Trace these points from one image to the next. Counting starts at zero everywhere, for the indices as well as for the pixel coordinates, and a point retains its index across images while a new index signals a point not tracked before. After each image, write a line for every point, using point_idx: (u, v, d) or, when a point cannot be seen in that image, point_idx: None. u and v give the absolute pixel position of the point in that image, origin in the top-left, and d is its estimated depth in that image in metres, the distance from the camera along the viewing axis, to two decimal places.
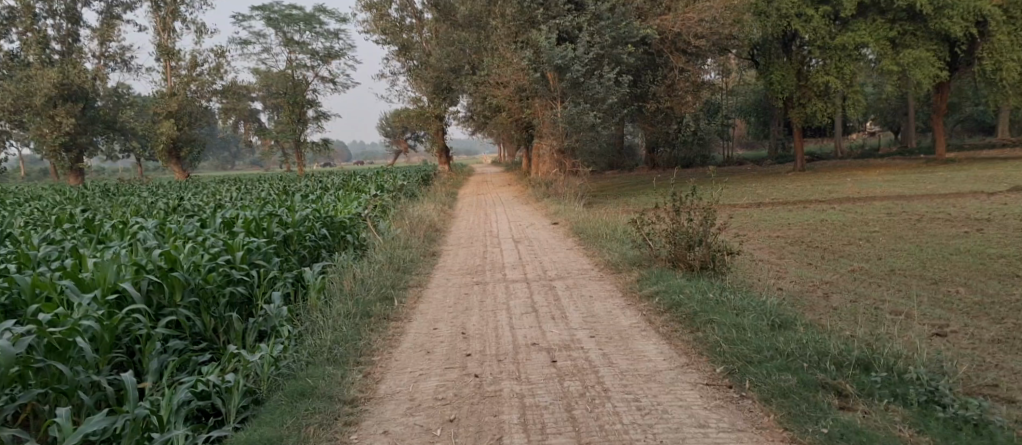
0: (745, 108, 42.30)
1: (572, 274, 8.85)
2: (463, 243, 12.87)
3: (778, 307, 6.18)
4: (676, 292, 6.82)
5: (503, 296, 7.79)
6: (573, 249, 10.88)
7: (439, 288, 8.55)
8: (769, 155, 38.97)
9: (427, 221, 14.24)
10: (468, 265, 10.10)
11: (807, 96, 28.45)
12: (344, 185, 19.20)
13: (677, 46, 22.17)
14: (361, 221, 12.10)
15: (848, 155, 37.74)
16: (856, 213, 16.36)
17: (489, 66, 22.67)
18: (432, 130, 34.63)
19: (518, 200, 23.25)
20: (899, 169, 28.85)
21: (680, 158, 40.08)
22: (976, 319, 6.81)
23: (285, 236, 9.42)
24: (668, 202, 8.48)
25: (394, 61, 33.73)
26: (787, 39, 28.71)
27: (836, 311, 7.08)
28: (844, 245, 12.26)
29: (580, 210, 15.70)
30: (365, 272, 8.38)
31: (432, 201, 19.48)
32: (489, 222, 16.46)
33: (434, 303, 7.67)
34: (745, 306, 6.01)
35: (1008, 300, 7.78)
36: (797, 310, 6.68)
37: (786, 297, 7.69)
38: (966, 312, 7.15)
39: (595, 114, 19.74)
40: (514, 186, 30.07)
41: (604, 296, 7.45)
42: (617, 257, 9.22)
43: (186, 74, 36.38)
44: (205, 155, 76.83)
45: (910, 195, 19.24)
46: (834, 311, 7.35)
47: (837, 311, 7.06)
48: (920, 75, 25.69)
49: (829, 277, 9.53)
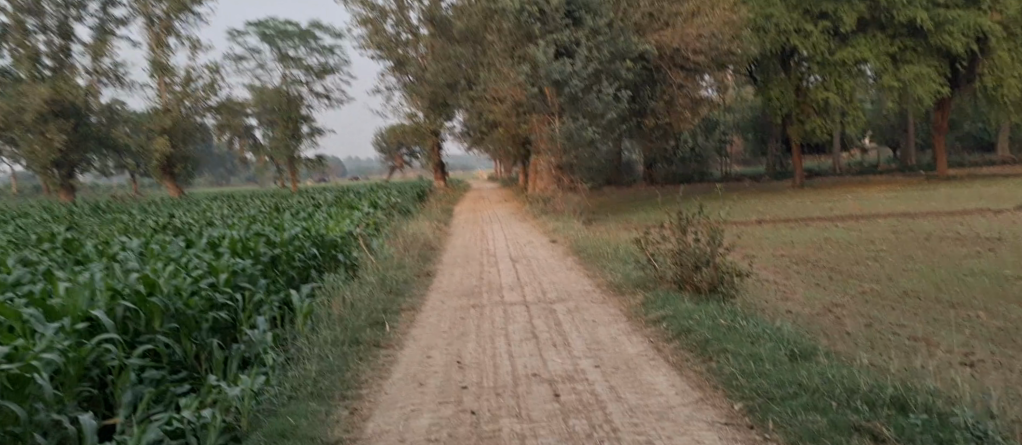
0: (743, 125, 42.17)
1: (573, 296, 8.47)
2: (459, 262, 12.48)
3: (795, 335, 5.81)
4: (684, 317, 6.45)
5: (501, 321, 7.41)
6: (573, 269, 10.51)
7: (433, 311, 8.17)
8: (767, 172, 38.78)
9: (423, 239, 13.87)
10: (465, 286, 9.73)
11: (806, 113, 28.24)
12: (337, 202, 18.83)
13: (675, 62, 21.97)
14: (353, 239, 11.73)
15: (847, 172, 37.56)
16: (861, 231, 16.05)
17: (485, 82, 22.40)
18: (428, 145, 34.35)
19: (516, 217, 22.91)
20: (899, 186, 28.63)
21: (677, 175, 39.84)
22: (1002, 348, 6.50)
23: (273, 257, 9.04)
24: (674, 220, 8.13)
25: (390, 76, 33.49)
26: (786, 55, 28.51)
27: (852, 339, 6.75)
28: (851, 265, 11.91)
29: (579, 227, 15.35)
30: (356, 295, 7.99)
31: (427, 218, 19.14)
32: (486, 239, 16.10)
33: (429, 328, 7.29)
34: (759, 333, 5.64)
35: None
36: (813, 337, 6.31)
37: (799, 323, 7.32)
38: (991, 339, 6.81)
39: (594, 129, 19.44)
40: (511, 202, 29.78)
41: (607, 321, 7.08)
42: (620, 278, 8.85)
43: (180, 89, 36.08)
44: (201, 171, 76.52)
45: (914, 213, 18.95)
46: (851, 338, 6.99)
47: (854, 339, 6.73)
48: (922, 90, 25.74)
49: (841, 300, 9.17)
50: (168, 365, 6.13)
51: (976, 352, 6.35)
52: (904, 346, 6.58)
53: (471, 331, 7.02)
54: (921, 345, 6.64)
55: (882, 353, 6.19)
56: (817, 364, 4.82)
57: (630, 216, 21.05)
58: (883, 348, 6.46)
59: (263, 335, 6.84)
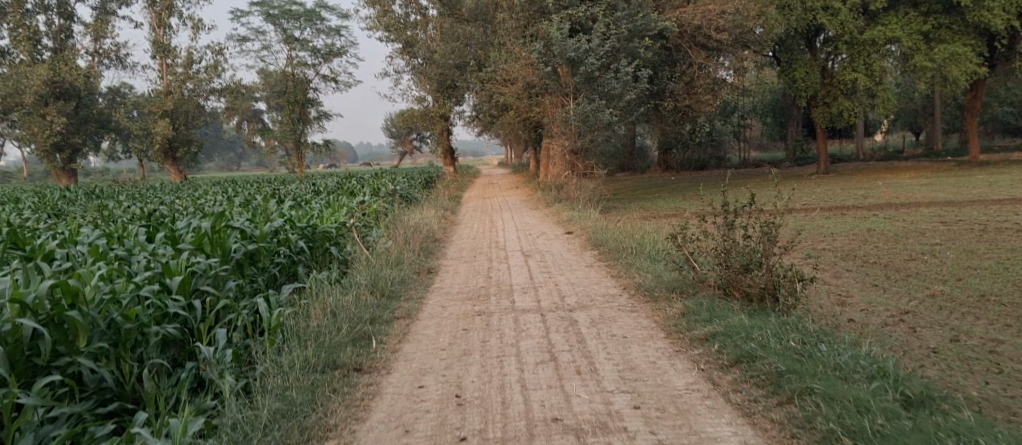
0: (762, 109, 40.54)
1: (596, 302, 7.18)
2: (464, 257, 11.17)
3: (892, 364, 4.53)
4: (741, 337, 5.14)
5: (511, 335, 6.14)
6: (593, 268, 9.17)
7: (431, 320, 6.89)
8: (788, 158, 37.27)
9: (426, 229, 12.55)
10: (470, 287, 8.47)
11: (833, 95, 26.71)
12: (339, 187, 17.66)
13: (696, 40, 20.47)
14: (348, 230, 10.45)
15: (871, 157, 35.88)
16: (905, 221, 14.59)
17: (496, 62, 21.01)
18: (437, 131, 32.96)
19: (528, 204, 21.62)
20: (932, 171, 27.06)
21: (694, 160, 38.35)
22: None
23: (249, 253, 7.80)
24: (718, 213, 6.82)
25: (398, 59, 31.99)
26: (811, 34, 26.98)
27: (947, 361, 5.45)
28: (906, 261, 10.53)
29: (597, 217, 13.96)
30: (342, 302, 6.73)
31: (433, 206, 17.88)
32: (496, 229, 14.88)
33: (424, 344, 6.04)
34: (850, 364, 4.37)
35: None
36: (904, 363, 5.00)
37: (877, 339, 5.99)
38: None
39: (612, 111, 18.02)
40: (522, 189, 28.45)
41: (641, 338, 5.78)
42: (650, 279, 7.51)
43: (182, 71, 34.83)
44: (208, 155, 75.20)
45: (958, 201, 17.44)
46: (939, 357, 5.67)
47: (950, 362, 5.42)
48: (957, 71, 23.92)
49: (908, 305, 7.83)
50: (95, 391, 4.99)
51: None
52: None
53: (475, 349, 5.77)
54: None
55: (999, 386, 4.87)
56: (948, 424, 3.60)
57: (649, 204, 19.68)
58: (988, 375, 5.13)
59: (220, 353, 5.61)
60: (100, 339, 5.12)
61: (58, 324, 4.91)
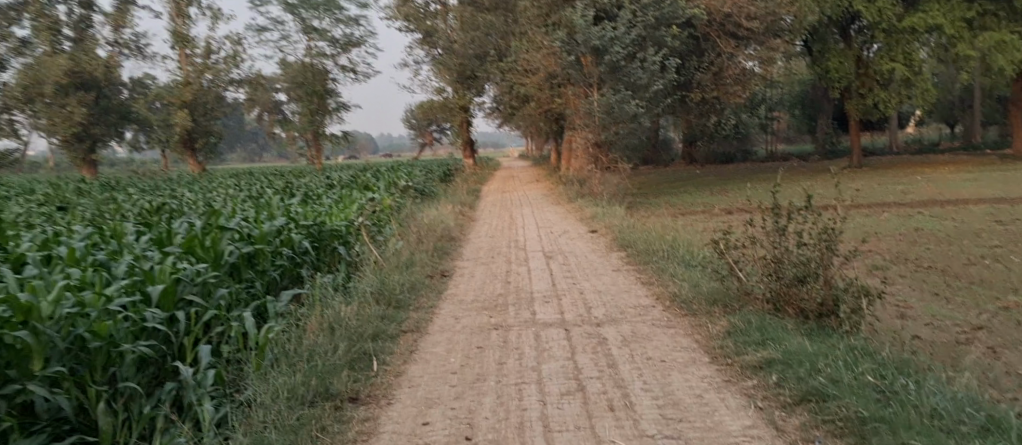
0: (792, 101, 39.28)
1: (628, 316, 6.41)
2: (482, 258, 10.44)
3: (995, 410, 3.74)
4: (806, 368, 4.35)
5: (531, 358, 5.44)
6: (621, 273, 8.39)
7: (442, 336, 6.17)
8: (817, 151, 36.03)
9: (441, 228, 11.81)
10: (487, 295, 7.74)
11: (868, 86, 25.52)
12: (354, 181, 16.97)
13: (726, 29, 19.48)
14: (357, 230, 9.69)
15: (905, 151, 34.59)
16: (955, 220, 13.63)
17: (517, 51, 20.18)
18: (457, 123, 32.20)
19: (550, 199, 20.86)
20: (972, 166, 25.86)
21: (720, 153, 37.27)
22: None
23: (246, 255, 7.00)
24: (767, 216, 5.97)
25: (417, 49, 31.19)
26: (846, 23, 25.76)
27: None
28: (964, 266, 9.66)
29: (622, 215, 13.14)
30: (343, 316, 6.04)
31: (450, 201, 17.14)
32: (516, 227, 14.12)
33: (435, 365, 5.35)
34: (945, 412, 3.59)
35: None
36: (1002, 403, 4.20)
37: (955, 365, 5.22)
38: None
39: (638, 103, 17.16)
40: (544, 182, 27.65)
41: (682, 362, 5.01)
42: (687, 289, 6.71)
43: (201, 62, 34.37)
44: (230, 146, 74.89)
45: (1009, 198, 16.41)
46: None
47: None
48: (1003, 60, 22.65)
49: (982, 321, 6.99)
50: (49, 423, 4.38)
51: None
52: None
53: (492, 375, 5.08)
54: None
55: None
56: None
57: (675, 200, 18.81)
58: None
59: (201, 376, 4.90)
60: (55, 362, 4.41)
61: (7, 346, 4.26)
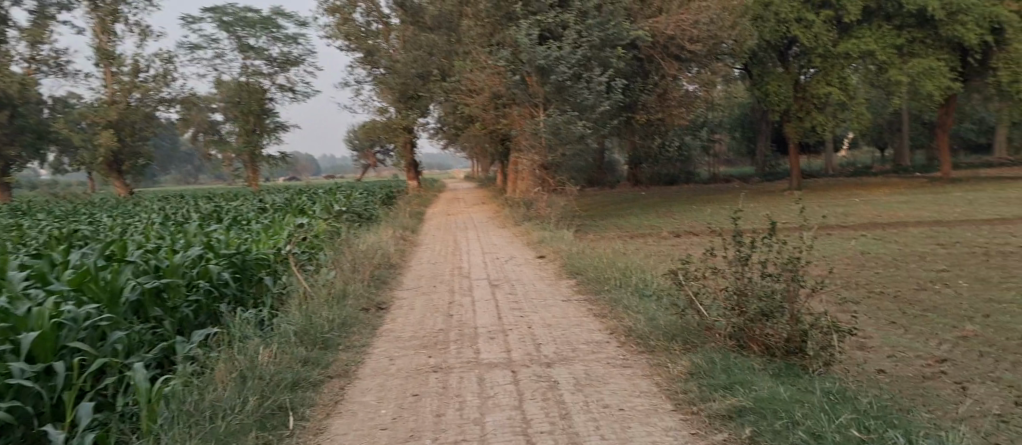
0: (732, 123, 39.91)
1: (580, 354, 5.88)
2: (423, 287, 9.80)
3: None
4: (782, 421, 3.90)
5: (473, 408, 4.85)
6: (571, 303, 7.87)
7: (375, 382, 5.52)
8: (757, 173, 36.64)
9: (379, 254, 11.06)
10: (425, 331, 7.11)
11: (805, 109, 25.92)
12: (288, 204, 16.10)
13: (669, 51, 19.31)
14: (286, 258, 8.84)
15: (841, 173, 35.51)
16: (897, 242, 13.68)
17: (461, 70, 19.65)
18: (400, 144, 31.48)
19: (495, 221, 20.37)
20: (906, 188, 26.54)
21: (664, 175, 37.50)
22: None
23: (154, 290, 6.11)
24: (729, 244, 5.50)
25: (359, 69, 30.40)
26: (784, 48, 25.98)
27: None
28: (914, 290, 9.53)
29: (570, 238, 12.70)
30: (260, 364, 5.30)
31: (391, 225, 16.44)
32: (459, 252, 13.54)
33: (364, 421, 4.72)
34: None
35: None
36: None
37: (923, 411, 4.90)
38: None
39: (585, 124, 16.85)
40: (489, 204, 27.15)
41: (642, 411, 4.50)
42: (643, 322, 6.21)
43: (128, 80, 32.77)
44: (163, 167, 71.97)
45: (945, 220, 16.73)
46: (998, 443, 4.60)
47: None
48: (930, 86, 23.27)
49: (943, 352, 6.75)
50: None
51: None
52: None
53: (430, 432, 4.48)
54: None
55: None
56: None
57: (621, 223, 18.57)
58: None
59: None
60: None
61: None
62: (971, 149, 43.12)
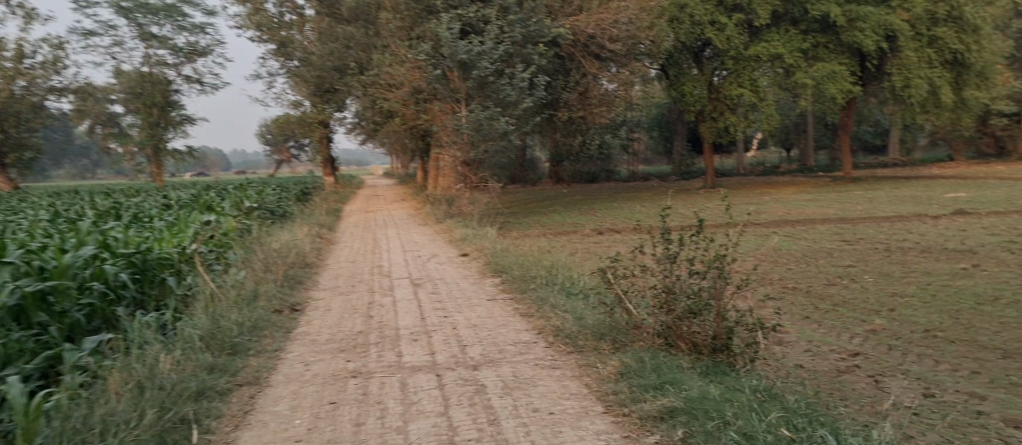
0: (649, 123, 40.78)
1: (507, 355, 5.72)
2: (340, 287, 9.42)
3: None
4: (713, 421, 3.87)
5: (395, 416, 4.60)
6: (496, 302, 7.70)
7: (289, 391, 5.18)
8: (674, 172, 37.54)
9: (294, 253, 10.56)
10: (344, 334, 6.78)
11: (719, 110, 26.68)
12: (193, 200, 15.23)
13: (589, 50, 19.45)
14: (192, 257, 8.26)
15: (751, 172, 36.86)
16: (807, 239, 14.20)
17: (379, 64, 19.14)
18: (316, 139, 30.53)
19: (416, 219, 19.99)
20: (813, 187, 27.80)
21: (584, 173, 37.92)
22: None
23: (38, 293, 5.53)
24: (658, 241, 5.44)
25: (271, 61, 29.26)
26: (699, 49, 26.69)
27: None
28: (825, 285, 9.87)
29: (494, 236, 12.54)
30: (160, 372, 4.87)
31: (306, 222, 15.83)
32: (379, 250, 13.14)
33: (278, 434, 4.40)
34: None
35: None
36: None
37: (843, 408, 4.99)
38: None
39: (507, 120, 16.72)
40: (409, 202, 26.70)
41: (572, 414, 4.38)
42: (570, 322, 6.10)
43: (12, 67, 30.36)
44: (56, 162, 67.37)
45: (850, 217, 17.54)
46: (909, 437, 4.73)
47: None
48: (833, 89, 24.42)
49: (855, 346, 6.96)
50: None
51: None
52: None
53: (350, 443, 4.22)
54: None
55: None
56: None
57: (544, 220, 18.57)
58: None
59: None
60: None
61: None
62: (869, 150, 45.67)
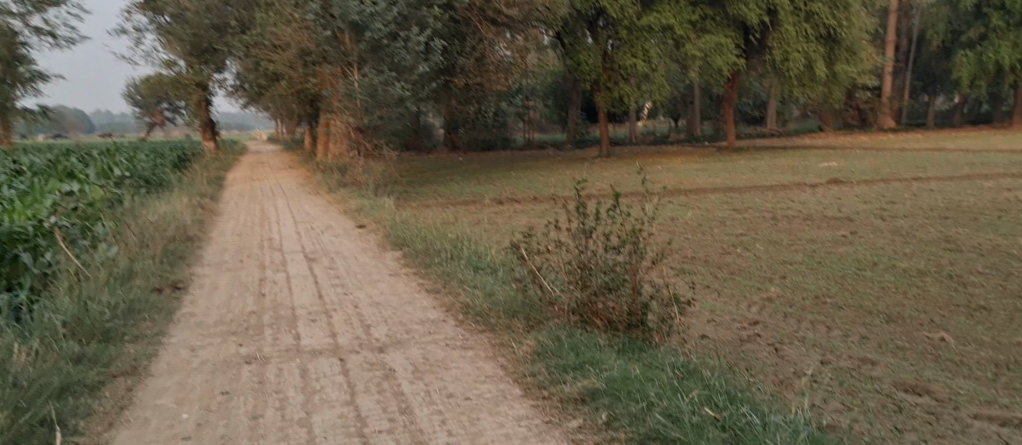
0: (543, 91, 40.90)
1: (415, 335, 5.43)
2: (227, 263, 8.74)
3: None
4: (637, 403, 3.76)
5: (296, 407, 4.21)
6: (399, 278, 7.36)
7: (172, 382, 4.66)
8: (568, 140, 37.96)
9: (173, 225, 9.70)
10: (233, 316, 6.23)
11: (614, 80, 26.87)
12: (52, 167, 13.74)
13: (486, 15, 18.92)
14: (52, 231, 7.33)
15: (642, 142, 37.87)
16: (700, 208, 14.61)
17: (263, 23, 17.92)
18: (193, 101, 28.50)
19: (307, 187, 19.10)
20: (700, 157, 28.83)
21: (480, 141, 37.64)
22: (986, 418, 4.79)
23: None
24: (572, 215, 5.28)
25: (139, 15, 26.88)
26: (593, 18, 26.78)
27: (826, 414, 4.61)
28: (720, 255, 10.13)
29: (391, 207, 12.09)
30: (13, 366, 4.21)
31: (185, 192, 14.70)
32: (267, 222, 12.38)
33: (161, 432, 3.93)
34: None
35: (990, 358, 6.00)
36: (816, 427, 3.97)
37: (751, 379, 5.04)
38: (969, 398, 5.12)
39: (404, 86, 16.07)
40: (298, 169, 25.51)
41: (490, 399, 4.17)
42: (481, 299, 5.87)
43: None
44: None
45: (737, 186, 18.26)
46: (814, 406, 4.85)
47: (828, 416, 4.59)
48: (721, 61, 25.37)
49: (755, 315, 7.14)
50: None
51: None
52: (929, 437, 4.49)
53: (247, 439, 3.82)
54: (937, 419, 4.78)
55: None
56: None
57: (442, 189, 18.19)
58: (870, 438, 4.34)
59: None
60: None
61: None
62: (749, 121, 47.98)
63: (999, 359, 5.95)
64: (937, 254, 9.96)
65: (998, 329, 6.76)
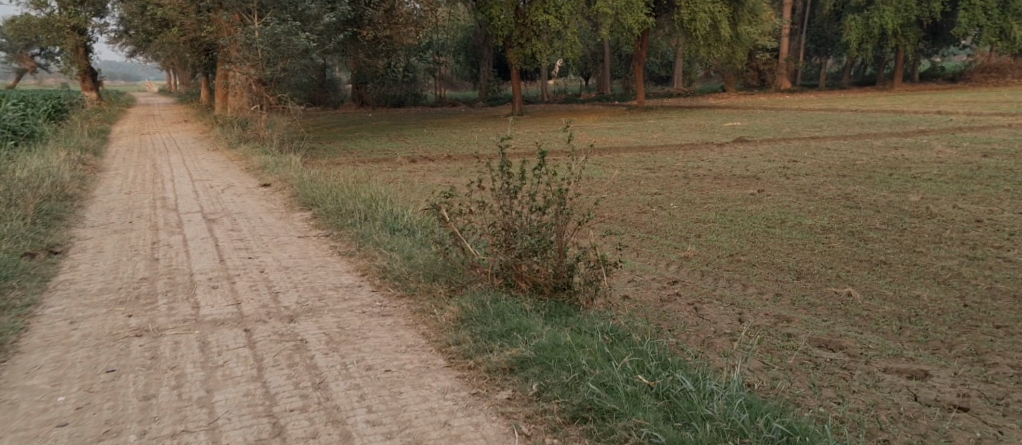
0: (454, 46, 40.02)
1: (329, 302, 5.07)
2: (114, 224, 7.98)
3: (760, 408, 3.35)
4: (570, 371, 3.60)
5: (195, 384, 3.82)
6: (309, 240, 6.92)
7: (47, 360, 4.13)
8: (481, 97, 37.45)
9: (47, 183, 8.76)
10: (122, 283, 5.65)
11: (525, 36, 26.44)
12: None
13: None
14: None
15: (554, 100, 37.83)
16: (614, 167, 14.66)
17: None
18: (71, 48, 26.09)
19: (204, 142, 17.92)
20: (611, 115, 29.07)
21: (389, 97, 36.53)
22: (894, 370, 4.94)
23: None
24: (497, 175, 5.03)
25: None
26: None
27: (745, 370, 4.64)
28: (637, 213, 10.16)
29: (297, 164, 11.45)
30: None
31: (62, 145, 13.42)
32: (159, 179, 11.46)
33: (33, 418, 3.46)
34: (728, 425, 3.07)
35: (895, 311, 6.23)
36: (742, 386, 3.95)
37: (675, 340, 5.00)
38: (878, 352, 5.28)
39: (308, 37, 15.09)
40: (193, 123, 23.95)
41: (412, 371, 3.91)
42: (399, 263, 5.57)
43: None
44: None
45: (649, 145, 18.47)
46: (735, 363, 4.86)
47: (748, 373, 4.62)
48: (631, 20, 25.38)
49: (675, 274, 7.16)
50: None
51: (937, 392, 4.62)
52: (845, 392, 4.56)
53: (136, 423, 3.42)
54: (850, 374, 4.89)
55: (850, 429, 4.01)
56: None
57: (351, 146, 17.49)
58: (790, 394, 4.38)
59: None
60: None
61: None
62: (656, 81, 48.78)
63: (902, 312, 6.19)
64: (839, 211, 10.35)
65: (898, 283, 7.05)
